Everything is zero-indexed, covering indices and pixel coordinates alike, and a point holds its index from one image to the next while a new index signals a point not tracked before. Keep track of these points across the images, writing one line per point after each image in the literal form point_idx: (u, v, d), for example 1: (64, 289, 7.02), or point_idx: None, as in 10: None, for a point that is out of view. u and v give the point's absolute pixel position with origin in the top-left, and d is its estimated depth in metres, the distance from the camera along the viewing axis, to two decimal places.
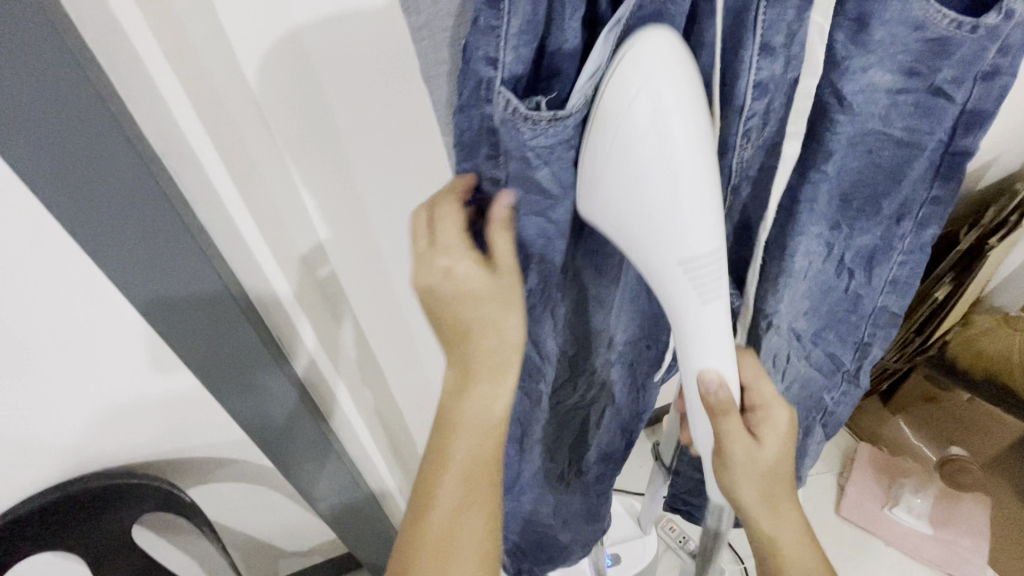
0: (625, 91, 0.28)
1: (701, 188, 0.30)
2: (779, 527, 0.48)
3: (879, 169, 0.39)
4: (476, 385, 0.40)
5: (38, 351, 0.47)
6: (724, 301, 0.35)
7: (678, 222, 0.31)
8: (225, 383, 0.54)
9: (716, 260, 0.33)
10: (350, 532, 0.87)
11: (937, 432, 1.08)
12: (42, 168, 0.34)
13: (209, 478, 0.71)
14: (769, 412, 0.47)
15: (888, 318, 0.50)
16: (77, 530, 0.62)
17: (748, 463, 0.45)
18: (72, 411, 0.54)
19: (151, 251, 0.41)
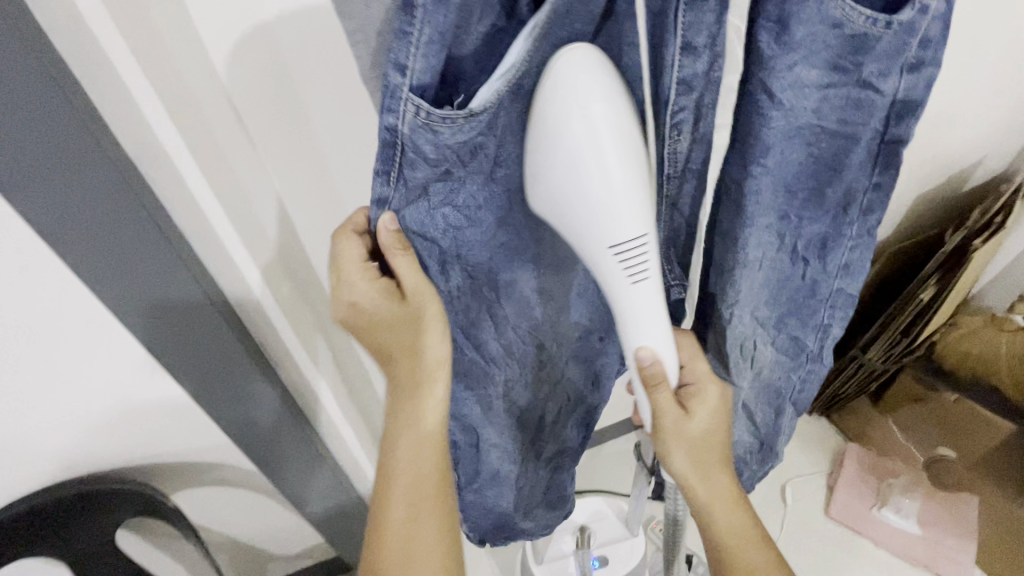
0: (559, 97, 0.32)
1: (626, 177, 0.33)
2: (713, 496, 0.51)
3: (820, 159, 0.41)
4: (404, 398, 0.45)
5: (12, 361, 0.47)
6: (654, 282, 0.38)
7: (606, 211, 0.34)
8: (198, 387, 0.54)
9: (643, 244, 0.35)
10: (339, 536, 0.87)
11: (925, 434, 1.08)
12: (12, 169, 0.35)
13: (194, 482, 0.71)
14: (704, 389, 0.50)
15: (845, 299, 0.53)
16: (60, 539, 0.62)
17: (675, 433, 0.47)
18: (52, 419, 0.54)
19: (127, 252, 0.42)
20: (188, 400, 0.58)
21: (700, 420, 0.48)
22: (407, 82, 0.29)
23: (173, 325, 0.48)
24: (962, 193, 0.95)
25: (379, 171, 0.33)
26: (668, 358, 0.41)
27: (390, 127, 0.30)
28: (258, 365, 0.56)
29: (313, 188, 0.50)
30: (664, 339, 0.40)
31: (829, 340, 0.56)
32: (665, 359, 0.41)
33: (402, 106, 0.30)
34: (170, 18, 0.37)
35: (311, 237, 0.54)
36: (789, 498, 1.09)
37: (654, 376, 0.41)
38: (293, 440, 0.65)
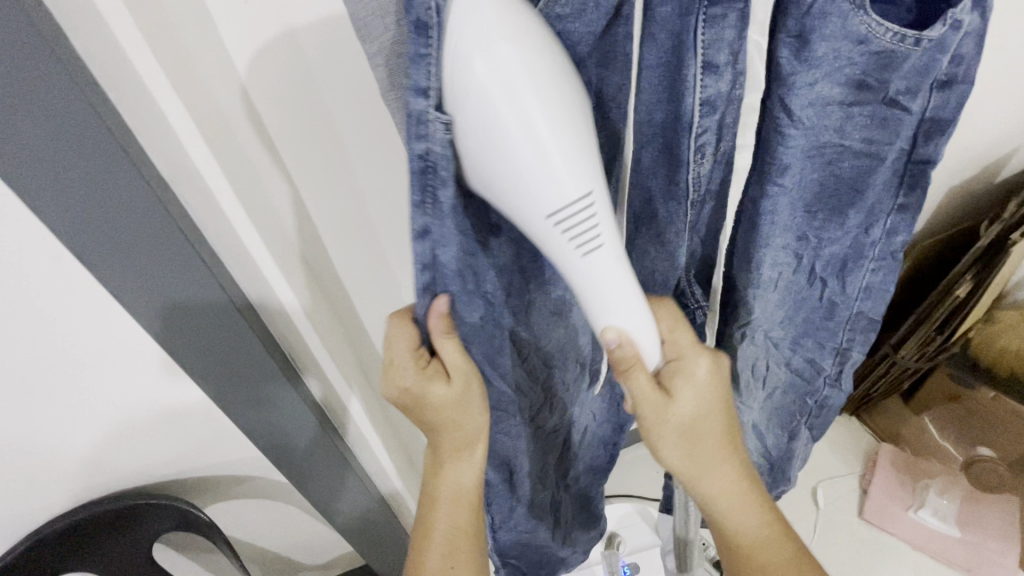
0: (468, 49, 0.24)
1: (565, 143, 0.27)
2: (715, 483, 0.46)
3: (841, 180, 0.39)
4: (448, 465, 0.48)
5: (44, 382, 0.47)
6: (611, 249, 0.31)
7: (538, 176, 0.27)
8: (240, 401, 0.54)
9: (587, 207, 0.29)
10: (366, 543, 0.86)
11: (964, 433, 1.03)
12: (48, 193, 0.34)
13: (227, 496, 0.71)
14: (688, 365, 0.42)
15: (864, 322, 0.50)
16: (96, 552, 0.62)
17: (668, 421, 0.42)
18: (80, 428, 0.53)
19: (162, 275, 0.41)
20: (211, 402, 0.56)
21: (688, 406, 0.42)
22: (433, 105, 0.25)
23: (212, 347, 0.48)
24: (994, 184, 0.92)
25: (415, 203, 0.28)
26: (642, 334, 0.36)
27: (421, 154, 0.26)
28: (282, 367, 0.54)
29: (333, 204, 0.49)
30: (637, 315, 0.35)
31: (850, 362, 0.54)
32: (641, 342, 0.36)
33: (430, 130, 0.26)
34: (200, 36, 0.36)
35: (339, 252, 0.53)
36: (821, 501, 1.07)
37: (630, 363, 0.37)
38: (321, 450, 0.65)
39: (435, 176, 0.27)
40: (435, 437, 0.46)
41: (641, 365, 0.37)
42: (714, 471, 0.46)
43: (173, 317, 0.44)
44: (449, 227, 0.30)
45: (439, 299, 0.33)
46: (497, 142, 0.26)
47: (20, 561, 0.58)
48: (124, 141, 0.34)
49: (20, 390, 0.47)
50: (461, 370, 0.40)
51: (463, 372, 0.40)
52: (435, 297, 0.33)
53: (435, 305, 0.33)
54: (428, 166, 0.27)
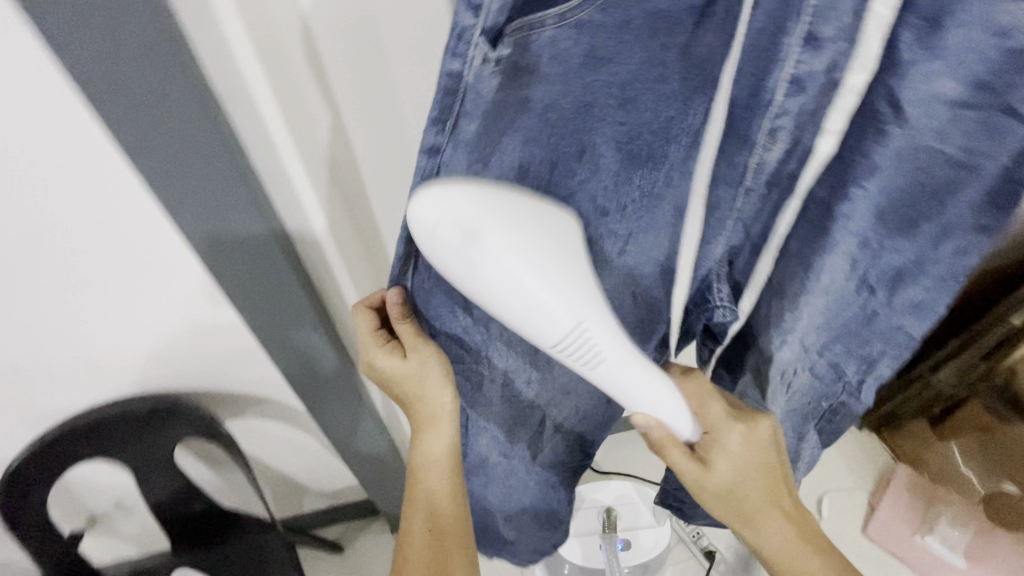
0: (453, 259, 0.24)
1: (561, 292, 0.27)
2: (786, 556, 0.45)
3: (929, 197, 0.31)
4: (424, 436, 0.50)
5: (84, 278, 0.49)
6: (637, 367, 0.32)
7: (539, 319, 0.27)
8: (271, 333, 0.55)
9: (584, 331, 0.28)
10: (372, 477, 0.90)
11: (990, 465, 0.99)
12: (123, 120, 0.35)
13: (245, 414, 0.75)
14: (724, 438, 0.42)
15: (919, 360, 0.42)
16: (126, 444, 0.67)
17: (717, 493, 0.43)
18: (121, 330, 0.56)
19: (219, 207, 0.42)
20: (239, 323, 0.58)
21: (723, 476, 0.42)
22: (480, 26, 0.23)
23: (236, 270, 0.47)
24: None
25: (432, 119, 0.26)
26: (674, 419, 0.37)
27: (453, 73, 0.24)
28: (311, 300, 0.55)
29: (377, 141, 0.48)
30: (667, 406, 0.36)
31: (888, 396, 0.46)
32: (672, 427, 0.38)
33: (470, 53, 0.23)
34: None
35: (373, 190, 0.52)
36: (824, 512, 1.05)
37: (667, 448, 0.39)
38: (343, 385, 0.68)
39: (461, 101, 0.25)
40: (409, 408, 0.49)
41: (675, 446, 0.39)
42: (779, 544, 0.45)
43: (222, 245, 0.45)
44: (462, 161, 0.27)
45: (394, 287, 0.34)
46: (507, 311, 0.26)
47: (60, 438, 0.62)
48: (192, 68, 0.33)
49: (61, 283, 0.49)
50: (420, 348, 0.43)
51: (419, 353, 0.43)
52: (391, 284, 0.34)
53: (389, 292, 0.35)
54: (457, 88, 0.25)
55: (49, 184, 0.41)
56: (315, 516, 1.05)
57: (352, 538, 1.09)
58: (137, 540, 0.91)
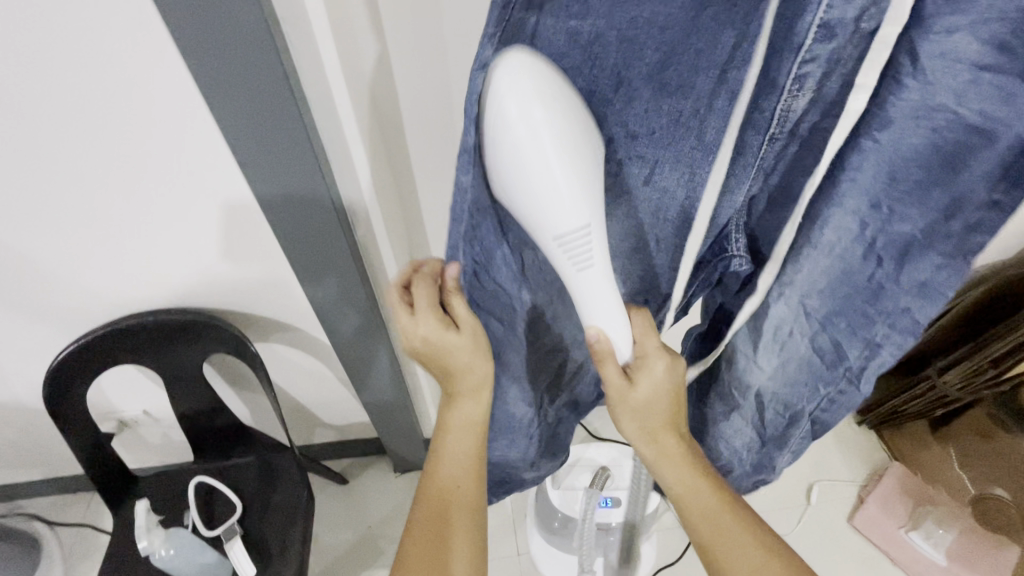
0: (505, 111, 0.27)
1: (571, 181, 0.30)
2: (691, 489, 0.46)
3: (941, 155, 0.30)
4: (460, 401, 0.49)
5: (141, 174, 0.53)
6: (600, 272, 0.34)
7: (547, 197, 0.30)
8: (312, 268, 0.62)
9: (586, 232, 0.31)
10: (383, 418, 0.95)
11: (984, 470, 1.01)
12: (220, 82, 0.42)
13: (272, 338, 0.79)
14: (650, 359, 0.41)
15: (907, 322, 0.37)
16: (157, 354, 0.71)
17: (631, 412, 0.43)
18: (169, 243, 0.61)
19: (284, 165, 0.50)
20: (275, 241, 0.62)
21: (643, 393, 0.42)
22: None
23: (281, 172, 0.51)
24: None
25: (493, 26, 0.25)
26: (618, 340, 0.38)
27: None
28: (345, 230, 0.59)
29: (415, 54, 0.52)
30: (618, 322, 0.37)
31: (877, 364, 0.41)
32: (615, 338, 0.38)
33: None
34: None
35: (410, 105, 0.56)
36: (813, 498, 1.09)
37: (606, 360, 0.39)
38: (366, 322, 0.71)
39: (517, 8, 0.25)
40: (447, 378, 0.48)
41: (612, 360, 0.39)
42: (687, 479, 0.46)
43: (286, 203, 0.54)
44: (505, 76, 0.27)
45: (452, 263, 0.36)
46: (511, 166, 0.29)
47: (98, 343, 0.67)
48: (275, 32, 0.39)
49: (119, 177, 0.53)
50: (471, 320, 0.43)
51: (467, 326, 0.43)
52: (449, 260, 0.36)
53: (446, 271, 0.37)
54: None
55: (125, 73, 0.45)
56: (323, 448, 1.11)
57: (356, 472, 1.15)
58: (160, 449, 0.97)
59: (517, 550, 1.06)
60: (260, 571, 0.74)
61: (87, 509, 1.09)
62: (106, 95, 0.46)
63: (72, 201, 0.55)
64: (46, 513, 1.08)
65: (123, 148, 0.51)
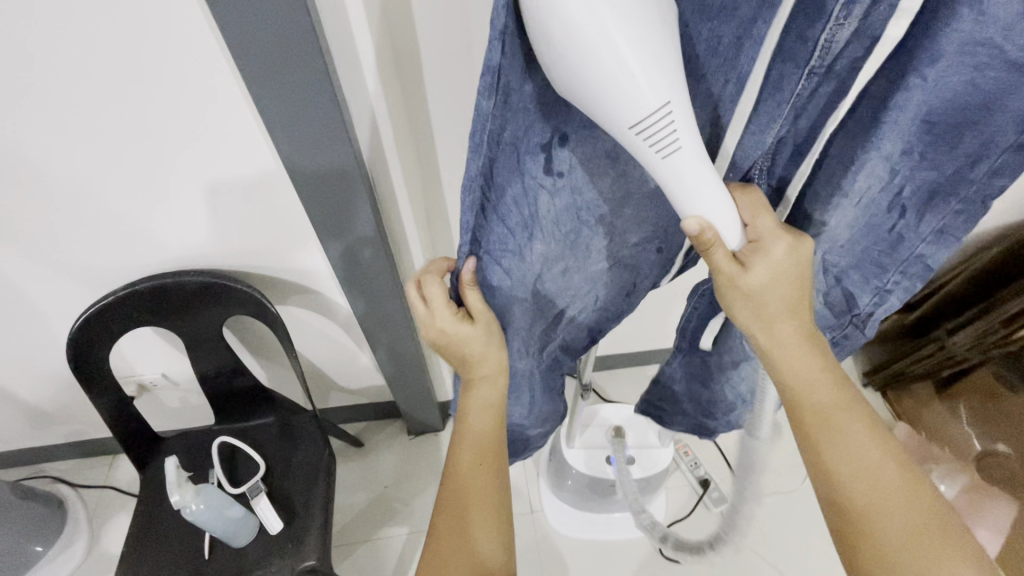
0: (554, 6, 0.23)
1: (642, 53, 0.25)
2: (808, 375, 0.41)
3: (976, 97, 0.30)
4: (476, 386, 0.50)
5: (157, 130, 0.52)
6: (689, 150, 0.30)
7: (620, 77, 0.25)
8: (331, 229, 0.62)
9: (666, 112, 0.27)
10: (399, 381, 0.96)
11: (988, 427, 1.02)
12: (251, 43, 0.41)
13: (289, 299, 0.79)
14: (769, 243, 0.37)
15: (919, 269, 0.40)
16: (176, 316, 0.71)
17: (750, 298, 0.38)
18: (186, 204, 0.60)
19: (310, 128, 0.49)
20: (294, 201, 0.61)
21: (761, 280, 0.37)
22: None
23: (307, 138, 0.50)
24: None
25: None
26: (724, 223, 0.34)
27: None
28: (367, 193, 0.58)
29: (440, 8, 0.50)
30: (721, 205, 0.33)
31: (884, 311, 0.45)
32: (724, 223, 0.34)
33: None
34: None
35: (432, 63, 0.54)
36: None
37: (713, 246, 0.35)
38: (384, 285, 0.71)
39: None
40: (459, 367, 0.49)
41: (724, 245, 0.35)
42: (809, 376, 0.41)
43: (310, 166, 0.53)
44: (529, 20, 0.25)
45: (471, 258, 0.37)
46: (574, 60, 0.25)
47: (117, 305, 0.66)
48: None
49: (136, 135, 0.52)
50: (484, 316, 0.43)
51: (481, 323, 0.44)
52: (467, 256, 0.37)
53: (463, 268, 0.38)
54: None
55: (139, 23, 0.43)
56: (338, 411, 1.13)
57: (370, 434, 1.17)
58: (178, 412, 0.99)
59: (531, 507, 1.08)
60: (287, 523, 0.75)
61: (108, 471, 1.12)
62: (121, 47, 0.45)
63: (89, 161, 0.54)
64: (67, 474, 1.10)
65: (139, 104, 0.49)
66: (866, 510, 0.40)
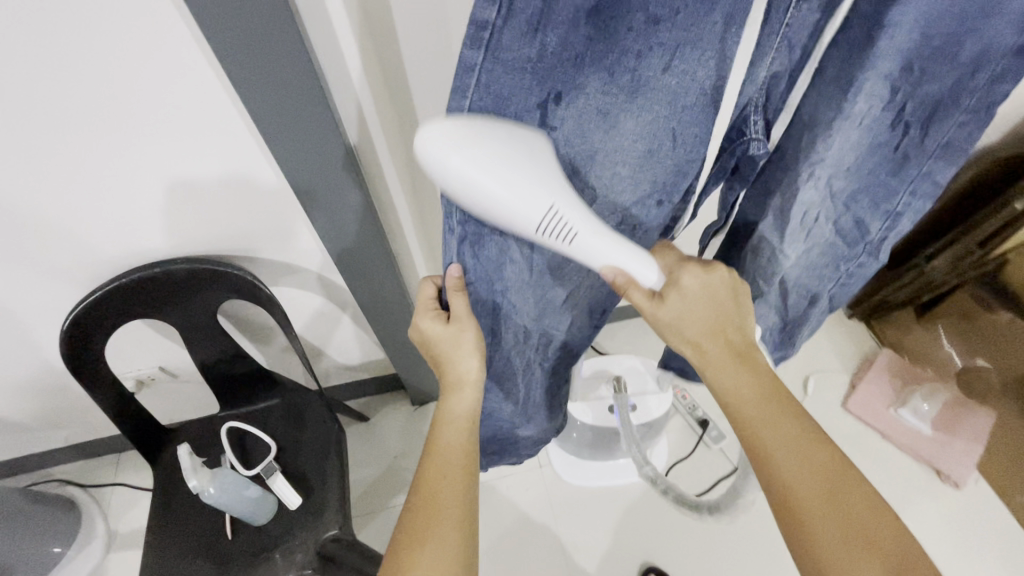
0: (444, 161, 0.30)
1: (519, 176, 0.32)
2: (735, 391, 0.44)
3: (971, 6, 0.33)
4: (449, 392, 0.52)
5: (130, 116, 0.51)
6: (591, 232, 0.36)
7: (514, 198, 0.32)
8: (317, 207, 0.61)
9: (554, 213, 0.34)
10: (398, 354, 0.97)
11: (965, 344, 1.07)
12: (213, 12, 0.39)
13: (282, 279, 0.79)
14: (685, 273, 0.42)
15: (928, 186, 0.44)
16: (168, 307, 0.70)
17: (671, 328, 0.44)
18: (162, 190, 0.59)
19: (285, 100, 0.47)
20: (273, 176, 0.60)
21: (673, 309, 0.42)
22: None
23: (288, 118, 0.49)
24: None
25: None
26: (638, 270, 0.39)
27: None
28: (350, 164, 0.56)
29: None
30: (631, 257, 0.38)
31: (895, 233, 0.49)
32: (636, 272, 0.39)
33: None
34: None
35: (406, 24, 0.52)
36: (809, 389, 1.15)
37: (628, 288, 0.40)
38: (377, 258, 0.71)
39: None
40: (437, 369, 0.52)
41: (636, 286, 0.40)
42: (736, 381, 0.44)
43: (287, 141, 0.51)
44: None
45: (453, 266, 0.41)
46: (464, 187, 0.32)
47: (106, 301, 0.65)
48: None
49: (102, 120, 0.50)
50: (461, 316, 0.46)
51: (460, 323, 0.47)
52: (450, 265, 0.41)
53: (448, 273, 0.42)
54: None
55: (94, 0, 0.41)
56: (340, 389, 1.14)
57: (375, 408, 1.19)
58: (181, 405, 0.99)
59: (539, 462, 1.11)
60: (304, 498, 0.77)
61: (116, 469, 1.12)
62: (76, 28, 0.43)
63: (60, 155, 0.52)
64: (76, 477, 1.11)
65: (109, 89, 0.48)
66: (815, 526, 0.40)
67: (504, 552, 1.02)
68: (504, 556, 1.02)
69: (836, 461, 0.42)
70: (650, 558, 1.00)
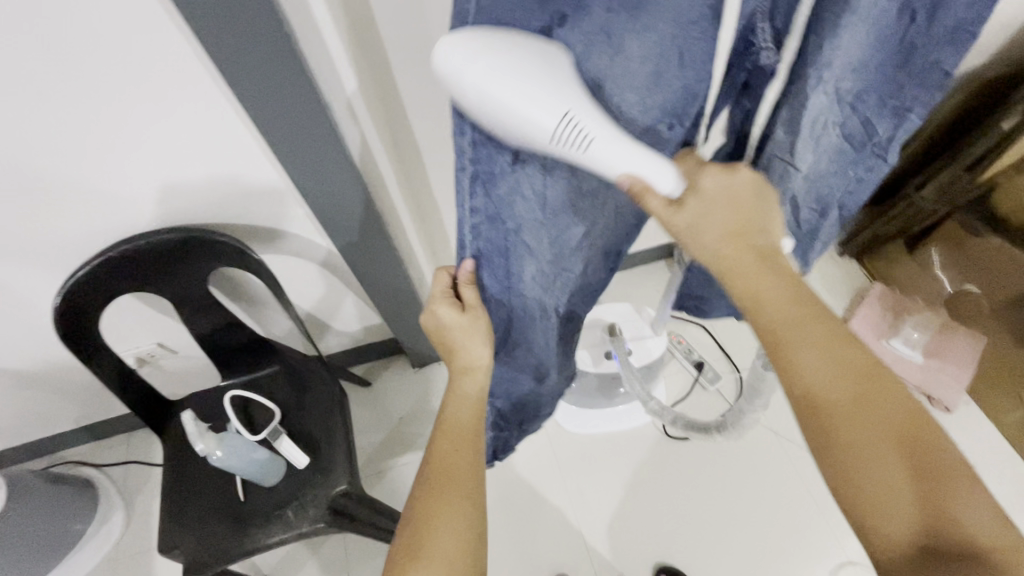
0: (463, 73, 0.31)
1: (533, 78, 0.31)
2: (764, 298, 0.41)
3: None
4: (462, 376, 0.53)
5: (94, 69, 0.50)
6: (610, 136, 0.34)
7: (525, 98, 0.32)
8: (296, 167, 0.59)
9: (570, 117, 0.33)
10: (395, 317, 0.97)
11: (953, 270, 1.06)
12: None
13: (272, 244, 0.79)
14: (700, 180, 0.40)
15: (937, 77, 0.43)
16: (158, 279, 0.70)
17: (685, 236, 0.41)
18: (138, 149, 0.59)
19: (253, 52, 0.45)
20: (247, 129, 0.60)
21: (692, 212, 0.40)
22: None
23: (260, 73, 0.47)
24: None
25: None
26: (652, 169, 0.37)
27: None
28: (329, 121, 0.55)
29: None
30: (648, 160, 0.36)
31: (904, 129, 0.47)
32: (653, 172, 0.36)
33: None
34: None
35: None
36: None
37: (645, 194, 0.38)
38: (363, 218, 0.71)
39: None
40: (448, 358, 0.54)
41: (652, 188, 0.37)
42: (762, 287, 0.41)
43: (262, 98, 0.50)
44: None
45: (468, 259, 0.44)
46: (478, 95, 0.32)
47: (95, 276, 0.65)
48: None
49: (68, 77, 0.50)
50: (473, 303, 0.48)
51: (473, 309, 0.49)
52: (464, 258, 0.45)
53: (462, 265, 0.45)
54: None
55: None
56: (341, 356, 1.16)
57: (377, 373, 1.21)
58: (184, 380, 1.00)
59: None
60: (312, 458, 0.78)
61: (127, 448, 1.14)
62: None
63: (34, 116, 0.52)
64: (88, 457, 1.13)
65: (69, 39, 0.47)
66: (838, 425, 0.39)
67: (513, 504, 1.05)
68: (512, 506, 1.05)
69: (866, 368, 0.40)
70: (654, 497, 1.04)
